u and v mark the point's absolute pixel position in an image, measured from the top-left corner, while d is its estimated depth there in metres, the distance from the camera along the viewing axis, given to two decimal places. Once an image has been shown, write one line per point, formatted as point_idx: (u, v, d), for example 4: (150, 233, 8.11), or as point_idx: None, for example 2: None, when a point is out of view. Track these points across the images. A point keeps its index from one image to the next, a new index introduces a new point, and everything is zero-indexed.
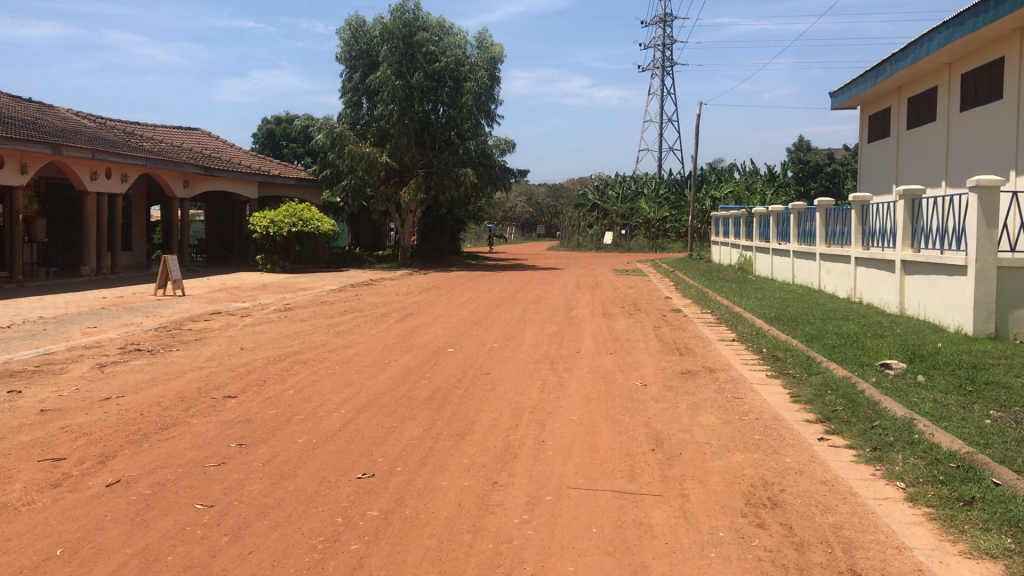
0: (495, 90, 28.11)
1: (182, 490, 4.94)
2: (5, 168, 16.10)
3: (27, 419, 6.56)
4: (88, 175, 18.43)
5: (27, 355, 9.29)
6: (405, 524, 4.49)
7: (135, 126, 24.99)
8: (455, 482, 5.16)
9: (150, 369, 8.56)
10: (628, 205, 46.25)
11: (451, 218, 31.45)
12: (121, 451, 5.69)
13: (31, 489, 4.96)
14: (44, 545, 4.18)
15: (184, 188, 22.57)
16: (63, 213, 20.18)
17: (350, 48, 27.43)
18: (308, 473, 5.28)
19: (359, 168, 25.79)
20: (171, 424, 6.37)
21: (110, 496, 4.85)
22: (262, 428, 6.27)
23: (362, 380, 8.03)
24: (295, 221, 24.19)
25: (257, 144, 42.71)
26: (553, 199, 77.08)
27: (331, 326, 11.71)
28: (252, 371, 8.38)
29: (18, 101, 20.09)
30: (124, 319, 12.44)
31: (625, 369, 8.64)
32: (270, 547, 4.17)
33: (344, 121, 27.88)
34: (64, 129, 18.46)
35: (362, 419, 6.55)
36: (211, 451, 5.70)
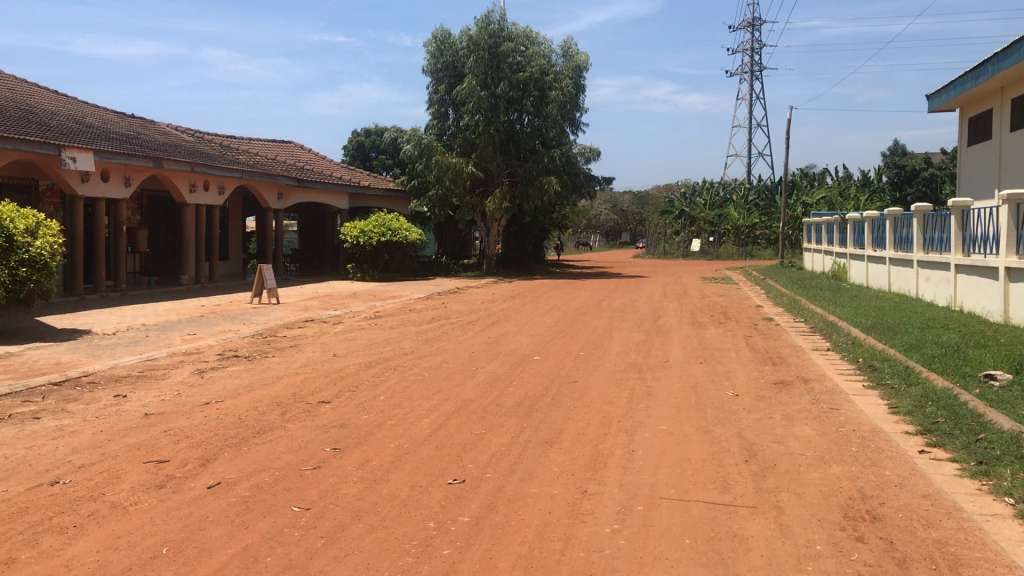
0: (581, 98, 28.19)
1: (279, 493, 5.07)
2: (110, 181, 16.79)
3: (132, 422, 6.82)
4: (187, 188, 19.09)
5: (132, 361, 9.64)
6: (496, 531, 4.51)
7: (231, 140, 25.79)
8: (545, 489, 5.16)
9: (247, 375, 8.81)
10: (715, 211, 45.78)
11: (537, 226, 31.45)
12: (221, 455, 5.86)
13: (139, 490, 5.16)
14: (150, 544, 4.34)
15: (278, 200, 23.13)
16: (164, 224, 20.89)
17: (436, 60, 27.83)
18: (401, 478, 5.36)
19: (446, 178, 26.07)
20: (268, 429, 6.54)
21: (210, 498, 5.01)
22: (355, 433, 6.39)
23: (451, 386, 8.13)
24: (383, 232, 24.58)
25: (347, 156, 43.66)
26: (639, 206, 76.73)
27: (420, 334, 11.87)
28: (344, 377, 8.56)
29: (122, 118, 20.95)
30: (221, 326, 12.84)
31: (716, 380, 8.50)
32: (365, 551, 4.24)
33: (431, 132, 28.28)
34: (166, 144, 19.18)
35: (451, 425, 6.62)
36: (306, 456, 5.83)
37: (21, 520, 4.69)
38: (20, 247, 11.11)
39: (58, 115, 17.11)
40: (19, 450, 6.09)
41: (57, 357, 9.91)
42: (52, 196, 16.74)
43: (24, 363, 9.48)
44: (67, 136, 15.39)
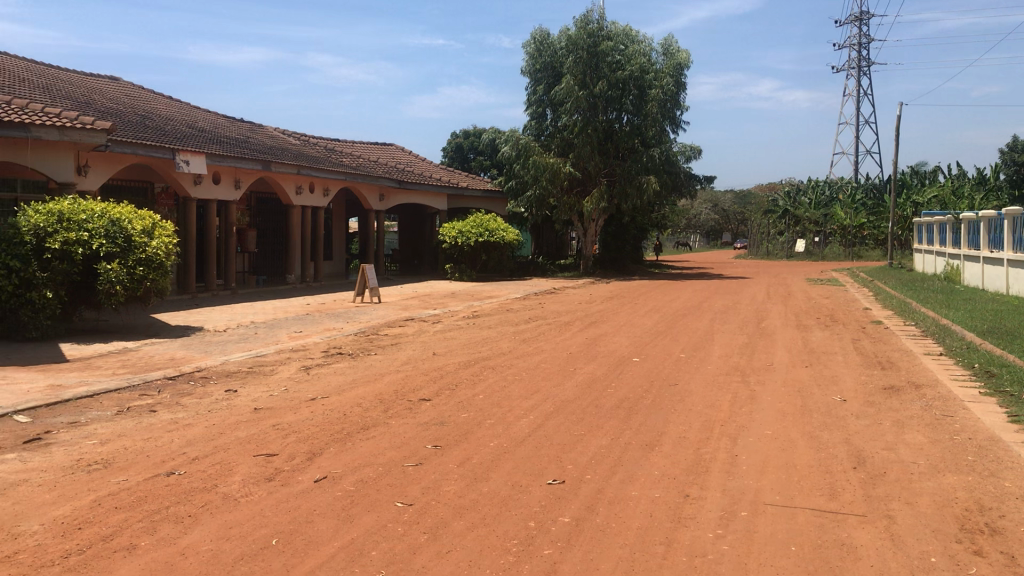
0: (681, 96, 27.89)
1: (383, 489, 5.17)
2: (221, 183, 17.40)
3: (243, 416, 7.06)
4: (293, 190, 19.65)
5: (242, 357, 9.98)
6: (597, 532, 4.49)
7: (335, 143, 26.43)
8: (646, 492, 5.12)
9: (351, 372, 9.00)
10: (821, 211, 44.67)
11: (635, 226, 31.15)
12: (327, 450, 6.01)
13: (249, 482, 5.34)
14: (261, 535, 4.48)
15: (380, 202, 23.57)
16: (271, 225, 21.53)
17: (535, 60, 27.93)
18: (501, 476, 5.39)
19: (543, 178, 26.14)
20: (372, 425, 6.68)
21: (317, 492, 5.14)
22: (455, 431, 6.46)
23: (550, 387, 8.13)
24: (481, 232, 24.79)
25: (446, 158, 44.20)
26: (741, 206, 75.37)
27: (518, 334, 11.92)
28: (445, 376, 8.67)
29: (232, 122, 21.70)
30: (325, 324, 13.17)
31: (822, 384, 8.27)
32: (467, 548, 4.29)
33: (529, 133, 28.38)
34: (273, 147, 19.80)
35: (550, 425, 6.63)
36: (409, 452, 5.93)
37: (140, 508, 4.90)
38: (137, 248, 11.63)
39: (172, 120, 17.84)
40: (137, 441, 6.36)
41: (171, 353, 10.33)
42: (166, 198, 17.45)
43: (141, 358, 9.91)
44: (181, 140, 16.03)
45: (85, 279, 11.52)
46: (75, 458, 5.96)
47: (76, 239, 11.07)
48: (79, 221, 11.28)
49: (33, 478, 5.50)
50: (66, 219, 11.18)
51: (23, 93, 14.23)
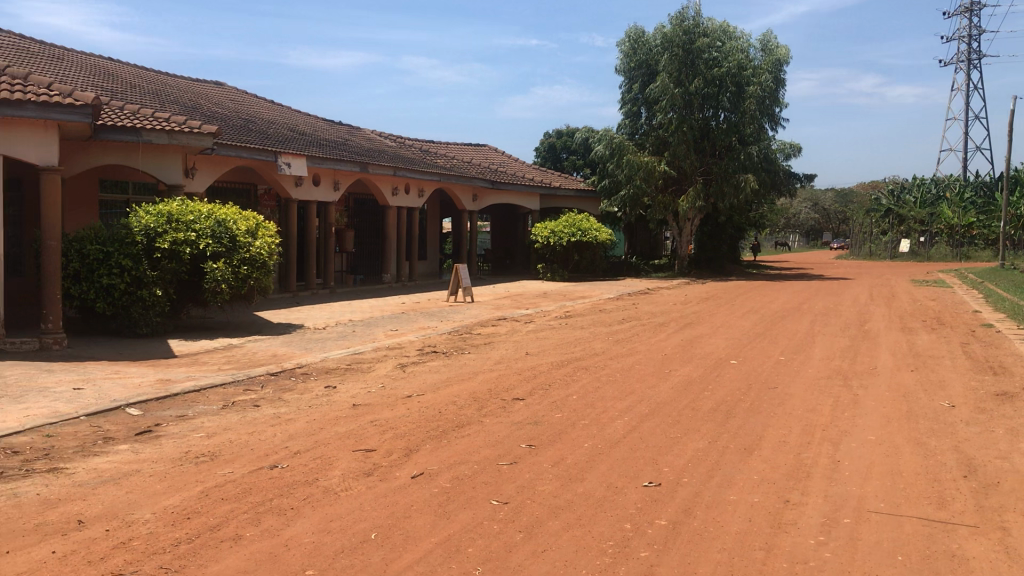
0: (779, 93, 27.34)
1: (479, 486, 5.21)
2: (321, 185, 17.82)
3: (342, 412, 7.22)
4: (389, 191, 19.99)
5: (340, 354, 10.20)
6: (694, 536, 4.43)
7: (430, 145, 26.79)
8: (745, 497, 5.02)
9: (445, 370, 9.10)
10: (927, 210, 43.19)
11: (732, 224, 30.30)
12: (423, 446, 6.09)
13: (349, 477, 5.45)
14: (360, 529, 4.56)
15: (473, 202, 23.77)
16: (368, 226, 21.94)
17: (630, 59, 27.81)
18: (596, 478, 5.36)
19: (637, 177, 26.00)
20: (467, 423, 6.74)
21: (415, 488, 5.21)
22: (550, 431, 6.46)
23: (645, 388, 8.06)
24: (574, 232, 24.76)
25: (539, 158, 44.33)
26: (842, 204, 73.28)
27: (612, 334, 11.86)
28: (539, 375, 8.69)
29: (331, 125, 22.21)
30: (420, 323, 13.36)
31: (930, 389, 7.98)
32: (562, 548, 4.29)
33: (623, 132, 28.20)
34: (371, 149, 20.18)
35: (646, 427, 6.57)
36: (504, 450, 5.96)
37: (245, 500, 5.06)
38: (242, 247, 12.00)
39: (274, 124, 18.36)
40: (242, 435, 6.57)
41: (273, 349, 10.63)
42: (268, 199, 17.97)
43: (245, 355, 10.24)
44: (282, 143, 16.49)
45: (192, 278, 11.96)
46: (184, 449, 6.19)
47: (184, 239, 11.49)
48: (187, 222, 11.70)
49: (145, 469, 5.74)
50: (174, 219, 11.61)
51: (135, 99, 14.85)
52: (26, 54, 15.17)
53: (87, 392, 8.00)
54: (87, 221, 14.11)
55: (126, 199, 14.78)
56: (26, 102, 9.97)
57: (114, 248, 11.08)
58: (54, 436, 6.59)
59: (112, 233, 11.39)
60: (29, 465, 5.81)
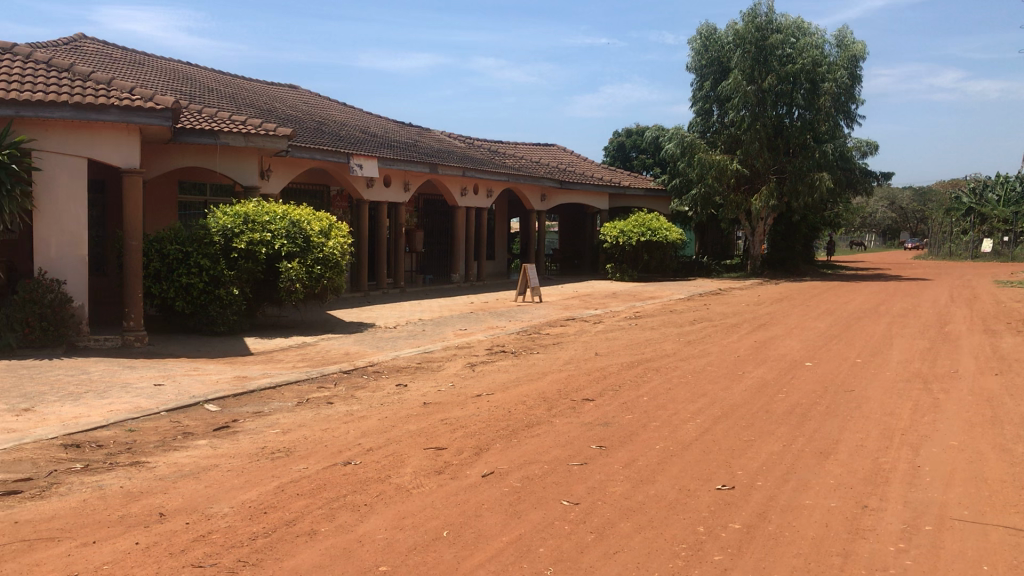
0: (855, 89, 26.78)
1: (549, 486, 5.20)
2: (391, 186, 18.02)
3: (413, 410, 7.29)
4: (459, 191, 20.13)
5: (410, 353, 10.31)
6: (769, 540, 4.36)
7: (499, 145, 26.90)
8: (821, 501, 4.92)
9: (515, 370, 9.13)
10: (1012, 209, 41.79)
11: (806, 223, 29.72)
12: (493, 445, 6.12)
13: (420, 474, 5.50)
14: (432, 526, 4.60)
15: (542, 202, 23.79)
16: (438, 226, 22.11)
17: (701, 56, 27.52)
18: (668, 480, 5.31)
19: (709, 176, 25.73)
20: (536, 422, 6.74)
21: (485, 486, 5.24)
22: (620, 432, 6.42)
23: (716, 390, 7.96)
24: (644, 231, 24.57)
25: (608, 157, 44.14)
26: (921, 200, 71.04)
27: (683, 335, 11.75)
28: (608, 376, 8.65)
29: (401, 126, 22.45)
30: (490, 322, 13.42)
31: (1015, 394, 7.71)
32: (635, 549, 4.26)
33: (695, 130, 27.85)
34: (441, 150, 20.34)
35: (718, 430, 6.49)
36: (574, 451, 5.94)
37: (319, 495, 5.14)
38: (315, 248, 12.20)
39: (346, 126, 18.64)
40: (316, 432, 6.68)
41: (345, 348, 10.79)
42: (340, 200, 18.24)
43: (318, 353, 10.41)
44: (355, 145, 16.73)
45: (267, 277, 12.20)
46: (260, 445, 6.33)
47: (259, 239, 11.74)
48: (264, 222, 11.94)
49: (223, 463, 5.87)
50: (251, 220, 11.87)
51: (213, 103, 15.22)
52: (110, 60, 15.66)
53: (168, 388, 8.24)
54: (166, 222, 14.51)
55: (204, 201, 15.16)
56: (109, 106, 10.30)
57: (193, 248, 11.44)
58: (136, 431, 6.79)
59: (191, 233, 11.73)
60: (113, 459, 6.00)
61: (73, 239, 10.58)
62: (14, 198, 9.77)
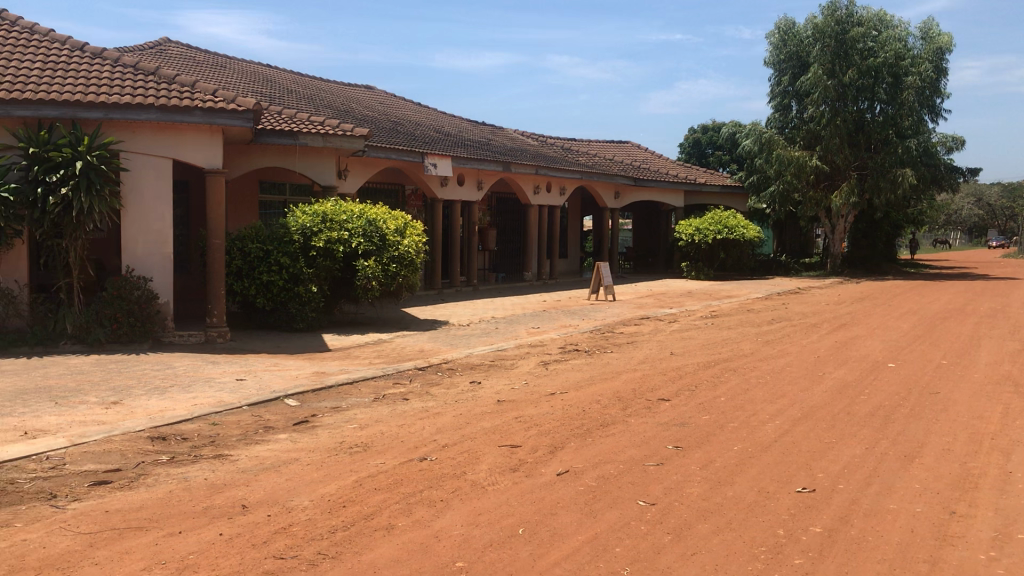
0: (941, 82, 25.90)
1: (625, 486, 5.17)
2: (465, 184, 18.14)
3: (487, 408, 7.32)
4: (532, 189, 20.16)
5: (484, 351, 10.36)
6: (852, 545, 4.26)
7: (572, 143, 26.85)
8: (907, 506, 4.79)
9: (589, 369, 9.10)
10: None
11: (888, 222, 29.19)
12: (568, 443, 6.11)
13: (496, 471, 5.52)
14: (508, 523, 4.61)
15: (615, 199, 23.66)
16: (511, 224, 22.17)
17: (779, 51, 27.06)
18: (747, 481, 5.23)
19: (787, 172, 25.36)
20: (611, 422, 6.70)
21: (560, 485, 5.23)
22: (697, 433, 6.35)
23: (796, 391, 7.80)
24: (720, 229, 24.23)
25: (683, 154, 43.71)
26: (1010, 196, 68.43)
27: (760, 335, 11.55)
28: (684, 376, 8.56)
29: (475, 125, 22.58)
30: (563, 321, 13.40)
31: None
32: (713, 551, 4.20)
33: (772, 126, 27.41)
34: (514, 149, 20.39)
35: (798, 431, 6.36)
36: (650, 451, 5.89)
37: (397, 490, 5.20)
38: (391, 246, 12.32)
39: (421, 125, 18.82)
40: (392, 427, 6.76)
41: (420, 345, 10.88)
42: (415, 199, 18.42)
43: (394, 350, 10.52)
44: (429, 144, 16.88)
45: (345, 275, 12.40)
46: (339, 439, 6.43)
47: (337, 238, 11.91)
48: (341, 222, 12.10)
49: (302, 457, 5.98)
50: (329, 220, 12.05)
51: (291, 104, 15.53)
52: (193, 63, 16.11)
53: (249, 383, 8.44)
54: (247, 221, 14.85)
55: (283, 200, 15.49)
56: (193, 109, 10.58)
57: (273, 246, 11.70)
58: (219, 424, 6.97)
59: (272, 232, 11.99)
60: (197, 452, 6.17)
61: (159, 239, 10.90)
62: (104, 198, 10.10)
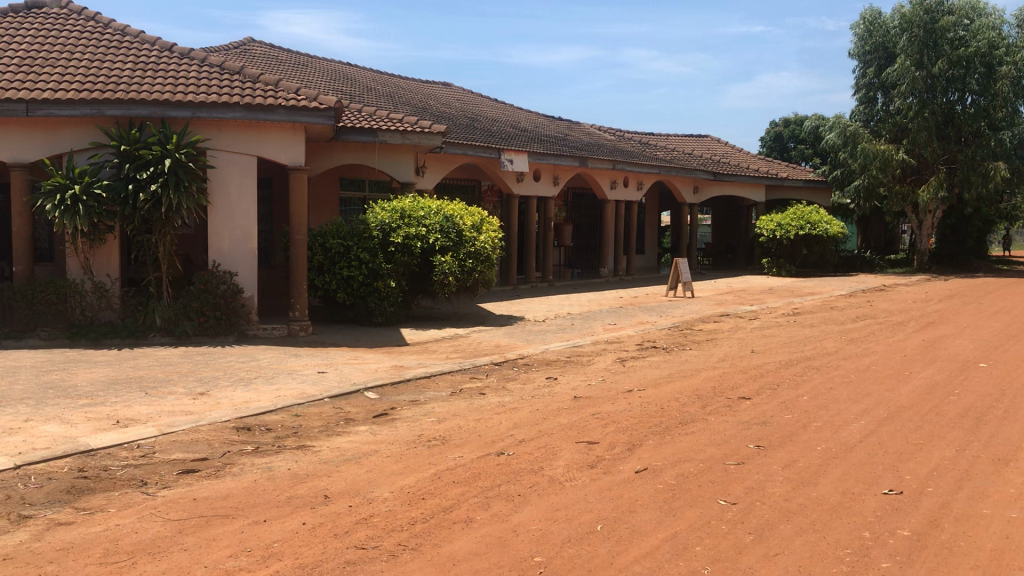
0: None
1: (706, 485, 5.10)
2: (541, 180, 18.15)
3: (564, 404, 7.31)
4: (609, 184, 20.06)
5: (561, 346, 10.35)
6: (942, 550, 4.13)
7: (650, 137, 26.62)
8: (1000, 511, 4.62)
9: (667, 366, 9.00)
10: None
11: (979, 216, 28.08)
12: (646, 441, 6.05)
13: (573, 467, 5.51)
14: (586, 520, 4.60)
15: (693, 194, 23.38)
16: (587, 219, 22.08)
17: (865, 42, 26.30)
18: (831, 482, 5.11)
19: (872, 167, 24.75)
20: (690, 420, 6.62)
21: (639, 482, 5.19)
22: (779, 432, 6.23)
23: (882, 391, 7.59)
24: (802, 224, 23.71)
25: (764, 148, 42.93)
26: None
27: (844, 333, 11.26)
28: (765, 374, 8.41)
29: (551, 120, 22.55)
30: (640, 317, 13.30)
31: None
32: (796, 553, 4.12)
33: (857, 119, 26.70)
34: (591, 144, 20.30)
35: (885, 432, 6.19)
36: (731, 450, 5.81)
37: (475, 484, 5.23)
38: (468, 242, 12.40)
39: (498, 121, 18.87)
40: (470, 421, 6.80)
41: (496, 340, 10.93)
42: (491, 195, 18.49)
43: (470, 344, 10.60)
44: (506, 140, 16.92)
45: (422, 270, 12.53)
46: (417, 433, 6.50)
47: (415, 233, 12.03)
48: (419, 217, 12.21)
49: (382, 450, 6.06)
50: (407, 215, 12.18)
51: (371, 102, 15.74)
52: (276, 63, 16.45)
53: (330, 376, 8.59)
54: (328, 217, 15.11)
55: (363, 196, 15.71)
56: (276, 107, 10.80)
57: (353, 242, 11.88)
58: (301, 416, 7.10)
59: (352, 228, 12.18)
60: (281, 443, 6.31)
61: (244, 234, 11.16)
62: (191, 194, 10.39)
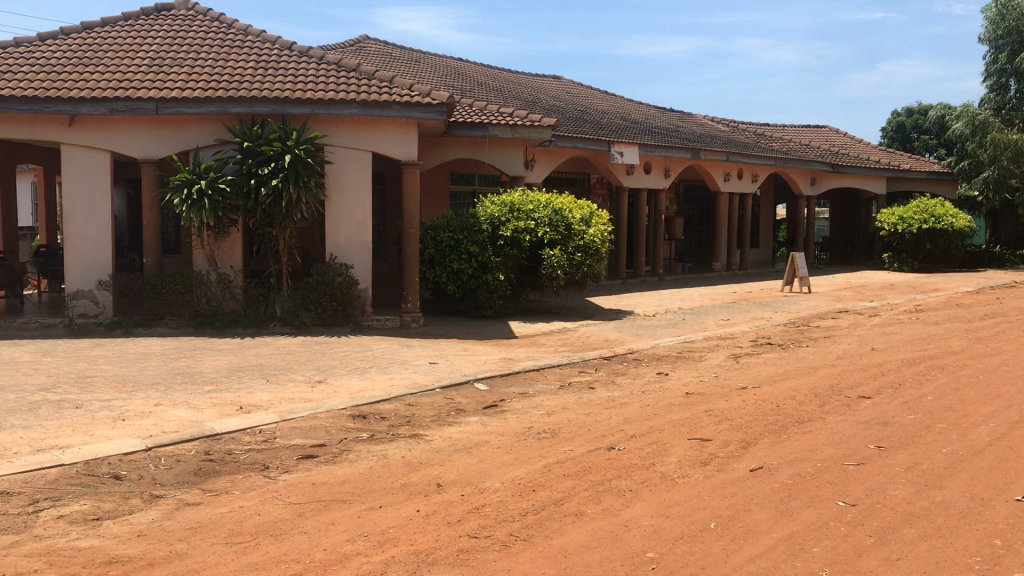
0: None
1: (824, 485, 4.97)
2: (652, 172, 17.97)
3: (676, 399, 7.24)
4: (722, 176, 19.68)
5: (671, 341, 10.23)
6: None
7: (764, 128, 26.02)
8: None
9: (782, 363, 8.80)
10: None
11: None
12: (761, 439, 5.93)
13: (685, 464, 5.45)
14: (700, 517, 4.55)
15: (810, 186, 22.73)
16: (699, 212, 21.74)
17: (997, 26, 24.81)
18: (958, 487, 4.91)
19: (1003, 158, 23.75)
20: (807, 419, 6.45)
21: (754, 481, 5.09)
22: (901, 433, 6.01)
23: (1013, 393, 7.23)
24: (925, 218, 22.82)
25: (885, 139, 41.40)
26: None
27: (972, 332, 10.76)
28: (886, 373, 8.12)
29: (662, 112, 22.29)
30: (754, 313, 13.03)
31: None
32: (920, 558, 3.97)
33: (987, 107, 25.62)
34: (703, 135, 19.97)
35: (1016, 436, 5.89)
36: (850, 450, 5.64)
37: (586, 478, 5.23)
38: (577, 235, 12.39)
39: (607, 113, 18.77)
40: (580, 415, 6.80)
41: (606, 334, 10.88)
42: (601, 187, 18.40)
43: (579, 338, 10.58)
44: (616, 133, 16.81)
45: (531, 264, 12.58)
46: (527, 425, 6.54)
47: (524, 227, 12.09)
48: (528, 211, 12.27)
49: (493, 441, 6.13)
50: (516, 210, 12.26)
51: (481, 96, 15.88)
52: (390, 59, 16.78)
53: (441, 367, 8.73)
54: (438, 211, 15.34)
55: (472, 190, 15.87)
56: (391, 103, 11.02)
57: (464, 235, 12.00)
58: (414, 405, 7.25)
59: (462, 222, 12.33)
60: (395, 431, 6.45)
61: (360, 227, 11.44)
62: (309, 188, 10.71)
